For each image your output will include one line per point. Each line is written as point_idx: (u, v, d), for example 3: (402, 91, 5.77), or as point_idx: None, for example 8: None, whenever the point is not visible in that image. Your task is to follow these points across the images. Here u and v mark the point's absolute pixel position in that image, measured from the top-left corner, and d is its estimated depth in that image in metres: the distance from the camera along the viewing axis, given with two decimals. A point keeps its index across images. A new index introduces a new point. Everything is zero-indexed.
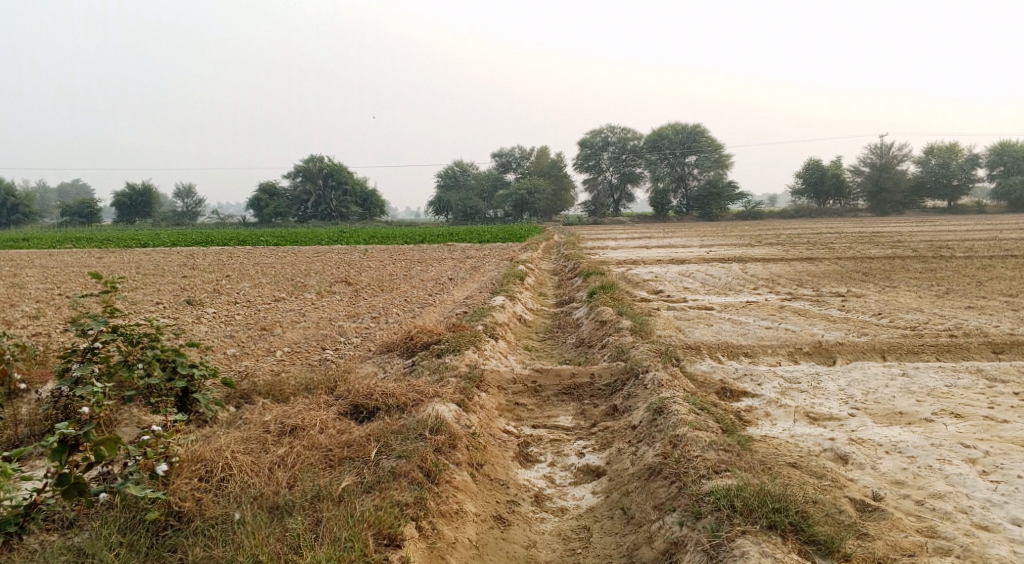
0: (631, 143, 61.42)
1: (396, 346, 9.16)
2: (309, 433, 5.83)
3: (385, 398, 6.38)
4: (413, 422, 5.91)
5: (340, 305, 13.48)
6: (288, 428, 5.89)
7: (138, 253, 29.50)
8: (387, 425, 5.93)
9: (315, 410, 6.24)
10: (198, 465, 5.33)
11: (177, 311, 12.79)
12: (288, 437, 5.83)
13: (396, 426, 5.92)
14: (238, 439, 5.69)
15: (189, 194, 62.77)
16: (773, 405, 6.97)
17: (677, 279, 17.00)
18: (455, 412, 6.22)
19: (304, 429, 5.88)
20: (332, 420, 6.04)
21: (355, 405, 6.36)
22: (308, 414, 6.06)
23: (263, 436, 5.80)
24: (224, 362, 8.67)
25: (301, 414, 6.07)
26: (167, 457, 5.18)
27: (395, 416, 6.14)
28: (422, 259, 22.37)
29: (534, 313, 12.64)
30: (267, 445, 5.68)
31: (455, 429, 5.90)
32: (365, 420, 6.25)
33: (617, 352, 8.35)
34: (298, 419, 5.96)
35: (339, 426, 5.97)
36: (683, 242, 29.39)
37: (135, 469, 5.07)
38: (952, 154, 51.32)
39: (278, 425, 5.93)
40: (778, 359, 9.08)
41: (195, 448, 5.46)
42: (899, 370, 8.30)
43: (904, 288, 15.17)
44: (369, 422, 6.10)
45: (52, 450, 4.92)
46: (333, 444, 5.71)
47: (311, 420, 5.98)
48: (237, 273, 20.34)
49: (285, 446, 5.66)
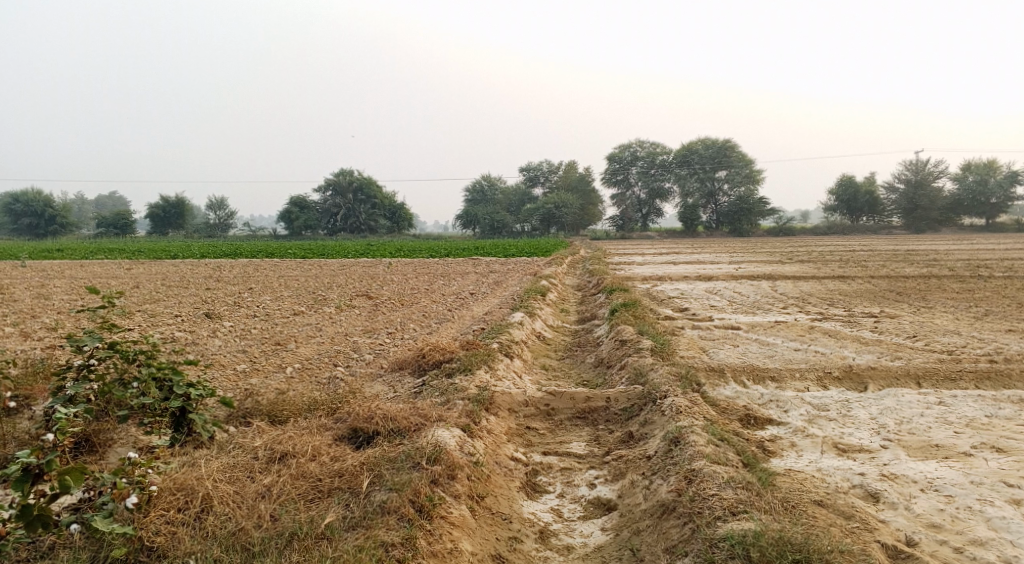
0: (661, 157, 60.92)
1: (408, 364, 8.89)
2: (302, 461, 5.56)
3: (385, 422, 6.09)
4: (411, 450, 5.62)
5: (358, 319, 13.27)
6: (278, 454, 5.63)
7: (167, 264, 29.60)
8: (384, 453, 5.64)
9: (311, 435, 5.97)
10: (177, 497, 5.09)
11: (194, 324, 12.65)
12: (280, 464, 5.57)
13: (393, 455, 5.62)
14: (224, 467, 5.44)
15: (222, 205, 63.34)
16: (800, 435, 6.57)
17: (704, 296, 16.59)
18: (458, 439, 5.91)
19: (297, 456, 5.61)
20: (327, 446, 5.77)
21: (354, 429, 6.08)
22: (301, 440, 5.79)
23: (253, 464, 5.55)
24: (231, 378, 8.46)
25: (295, 439, 5.80)
26: (143, 487, 4.95)
27: (394, 442, 5.84)
28: (446, 273, 22.15)
29: (554, 330, 12.31)
30: (255, 474, 5.42)
31: (456, 458, 5.60)
32: (363, 446, 5.96)
33: (635, 374, 7.99)
34: (290, 446, 5.69)
35: (334, 453, 5.69)
36: (713, 258, 28.89)
37: (107, 498, 4.87)
38: (990, 171, 50.27)
39: (268, 452, 5.67)
40: (807, 384, 8.66)
41: (178, 477, 5.22)
42: (935, 398, 7.85)
43: (940, 309, 14.63)
44: (366, 449, 5.82)
45: (15, 481, 4.74)
46: (325, 474, 5.44)
47: (305, 446, 5.71)
48: (260, 285, 20.26)
49: (273, 475, 5.40)
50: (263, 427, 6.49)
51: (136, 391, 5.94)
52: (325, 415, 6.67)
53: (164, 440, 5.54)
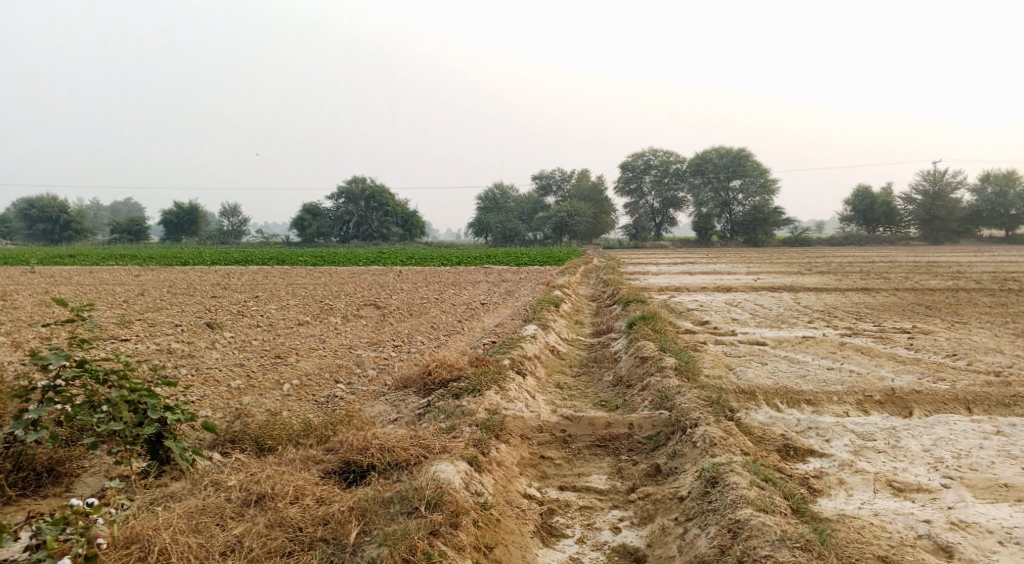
0: (675, 167, 60.20)
1: (413, 381, 8.25)
2: (284, 504, 4.93)
3: (381, 455, 5.44)
4: (410, 491, 4.98)
5: (363, 330, 12.63)
6: (254, 496, 5.00)
7: (175, 270, 29.10)
8: (377, 495, 4.99)
9: (298, 470, 5.32)
10: (130, 551, 4.47)
11: (193, 335, 12.05)
12: (258, 509, 4.94)
13: (389, 498, 4.97)
14: (193, 514, 4.81)
15: (235, 212, 63.14)
16: (848, 469, 5.89)
17: (724, 309, 15.87)
18: (463, 475, 5.25)
19: (275, 499, 4.97)
20: (314, 485, 5.12)
21: (346, 462, 5.43)
22: (282, 478, 5.14)
23: (229, 508, 4.92)
24: (223, 397, 7.83)
25: (276, 478, 5.15)
26: (88, 541, 4.31)
27: (392, 481, 5.19)
28: (457, 282, 21.51)
29: (569, 344, 11.63)
30: (227, 522, 4.79)
31: (460, 502, 4.94)
32: (356, 483, 5.30)
33: (661, 396, 7.29)
34: (268, 487, 5.04)
35: (320, 494, 5.04)
36: (729, 268, 28.09)
37: (44, 554, 4.20)
38: (1009, 181, 49.30)
39: (243, 494, 5.03)
40: (846, 409, 7.95)
41: (136, 526, 4.62)
42: (991, 427, 7.14)
43: (976, 325, 13.84)
44: (357, 487, 5.18)
45: None
46: (307, 521, 4.81)
47: (286, 487, 5.06)
48: (266, 294, 19.69)
49: (246, 523, 4.77)
50: (249, 456, 5.84)
51: (106, 416, 5.26)
52: (318, 442, 6.01)
53: (120, 480, 4.87)
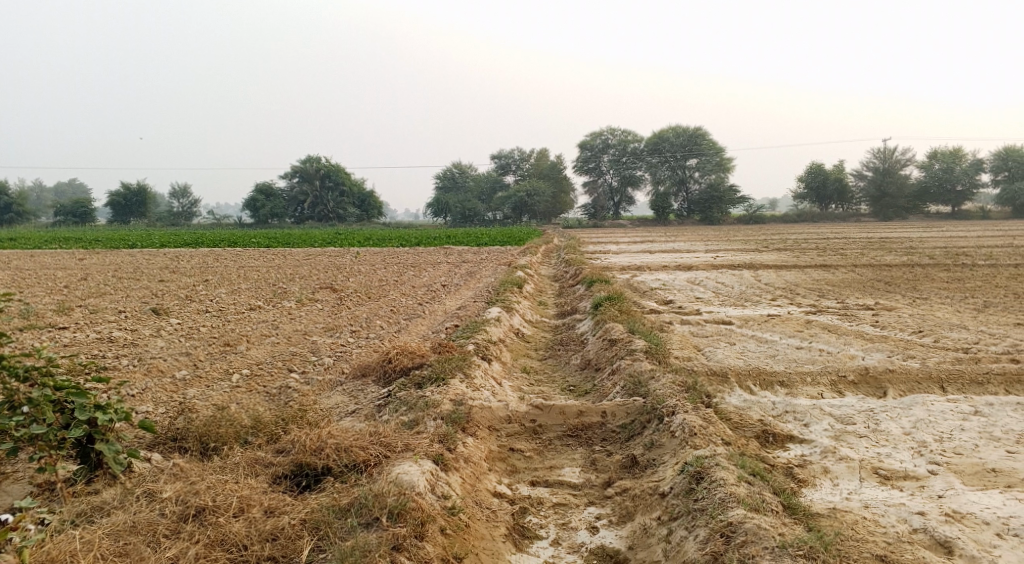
0: (632, 145, 59.98)
1: (372, 370, 7.82)
2: (228, 520, 4.51)
3: (336, 457, 5.03)
4: (370, 500, 4.60)
5: (319, 315, 12.12)
6: (193, 510, 4.57)
7: (122, 253, 28.06)
8: (334, 507, 4.60)
9: (245, 478, 4.89)
10: None
11: (137, 322, 11.41)
12: (198, 525, 4.51)
13: (348, 508, 4.58)
14: (125, 538, 4.38)
15: (185, 193, 61.74)
16: (831, 456, 5.63)
17: (688, 287, 15.64)
18: (428, 477, 4.88)
19: (217, 512, 4.55)
20: (262, 495, 4.71)
21: (297, 465, 5.02)
22: (226, 488, 4.71)
23: (165, 525, 4.49)
24: (167, 390, 7.31)
25: (219, 487, 4.72)
26: None
27: (349, 487, 4.79)
28: (415, 263, 21.00)
29: (533, 326, 11.27)
30: (162, 542, 4.37)
31: (427, 510, 4.58)
32: (309, 490, 4.90)
33: (633, 381, 6.97)
34: (210, 499, 4.61)
35: (269, 504, 4.64)
36: (688, 246, 27.99)
37: None
38: (956, 159, 50.22)
39: (182, 507, 4.60)
40: (821, 390, 7.72)
41: (57, 552, 4.19)
42: (969, 407, 6.95)
43: (937, 301, 13.81)
44: (309, 496, 4.78)
45: None
46: (254, 538, 4.41)
47: (229, 499, 4.64)
48: (217, 277, 18.95)
49: (183, 544, 4.35)
50: (192, 459, 5.38)
51: (26, 417, 4.75)
52: (269, 442, 5.56)
53: (34, 498, 4.39)
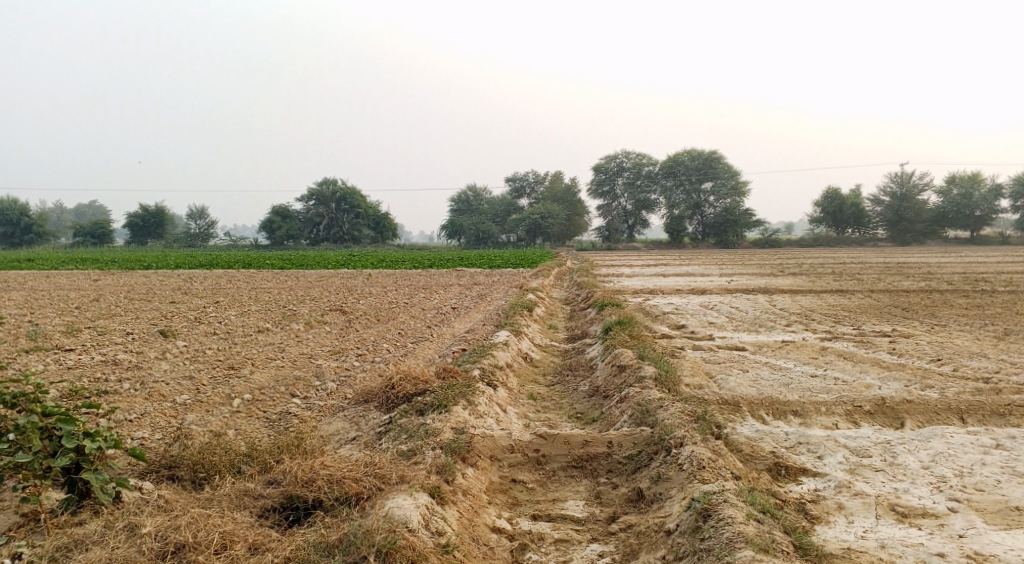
0: (646, 169, 59.88)
1: (375, 395, 7.67)
2: (207, 557, 4.38)
3: (328, 492, 4.89)
4: (359, 537, 4.48)
5: (327, 338, 11.99)
6: (172, 547, 4.44)
7: (137, 275, 28.13)
8: (323, 545, 4.47)
9: (232, 512, 4.79)
10: None
11: (144, 344, 11.32)
12: (178, 563, 4.39)
13: (338, 547, 4.45)
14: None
15: (202, 215, 62.13)
16: (846, 491, 5.41)
17: (701, 312, 15.41)
18: (423, 513, 4.73)
19: (197, 550, 4.43)
20: (247, 533, 4.58)
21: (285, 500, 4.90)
22: (208, 524, 4.58)
23: (143, 562, 4.37)
24: (166, 415, 7.18)
25: (202, 523, 4.59)
26: None
27: (339, 521, 4.67)
28: (427, 285, 20.87)
29: (542, 350, 11.09)
30: None
31: (420, 549, 4.43)
32: (297, 525, 4.77)
33: (641, 409, 6.77)
34: (190, 535, 4.49)
35: (253, 542, 4.52)
36: (702, 270, 27.70)
37: None
38: (974, 184, 49.75)
39: (162, 542, 4.47)
40: (835, 421, 7.49)
41: None
42: (990, 440, 6.70)
43: (957, 328, 13.51)
44: (295, 533, 4.65)
45: None
46: None
47: (212, 535, 4.52)
48: (228, 298, 18.90)
49: None
50: (183, 489, 5.25)
51: (12, 445, 4.66)
52: (263, 470, 5.41)
53: None
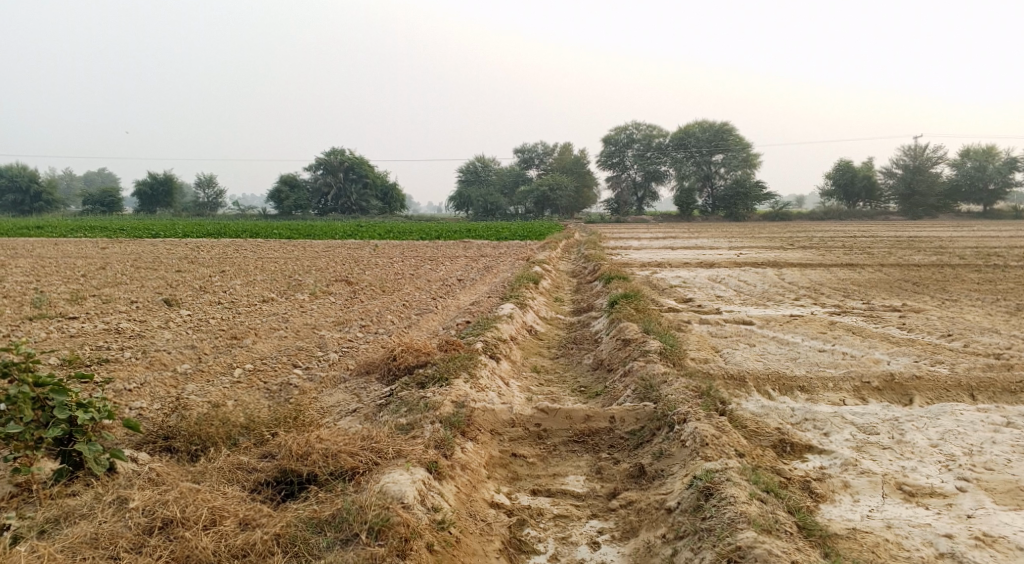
0: (656, 140, 59.39)
1: (376, 367, 7.59)
2: (196, 533, 4.34)
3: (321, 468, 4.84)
4: (352, 514, 4.43)
5: (331, 308, 11.92)
6: (159, 522, 4.39)
7: (145, 243, 28.12)
8: (316, 521, 4.41)
9: (226, 486, 4.74)
10: None
11: (148, 313, 11.25)
12: (167, 537, 4.34)
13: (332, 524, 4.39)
14: (85, 551, 4.22)
15: (211, 183, 62.01)
16: (852, 470, 5.31)
17: (709, 285, 15.27)
18: (418, 490, 4.67)
19: (187, 524, 4.38)
20: (238, 508, 4.53)
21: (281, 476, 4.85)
22: (198, 499, 4.53)
23: (131, 537, 4.31)
24: (166, 384, 7.12)
25: (192, 497, 4.54)
26: None
27: (334, 497, 4.62)
28: (434, 257, 20.76)
29: (548, 323, 10.99)
30: (128, 555, 4.20)
31: (413, 528, 4.38)
32: (290, 501, 4.71)
33: (645, 384, 6.67)
34: (180, 510, 4.43)
35: (245, 516, 4.47)
36: (711, 243, 27.50)
37: None
38: (988, 157, 49.19)
39: (151, 517, 4.42)
40: (843, 397, 7.37)
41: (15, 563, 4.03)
42: (1001, 418, 6.58)
43: (967, 303, 13.34)
44: (287, 509, 4.59)
45: None
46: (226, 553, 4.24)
47: (202, 510, 4.46)
48: (234, 267, 18.81)
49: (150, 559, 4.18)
50: (177, 461, 5.19)
51: (4, 415, 4.59)
52: (259, 442, 5.35)
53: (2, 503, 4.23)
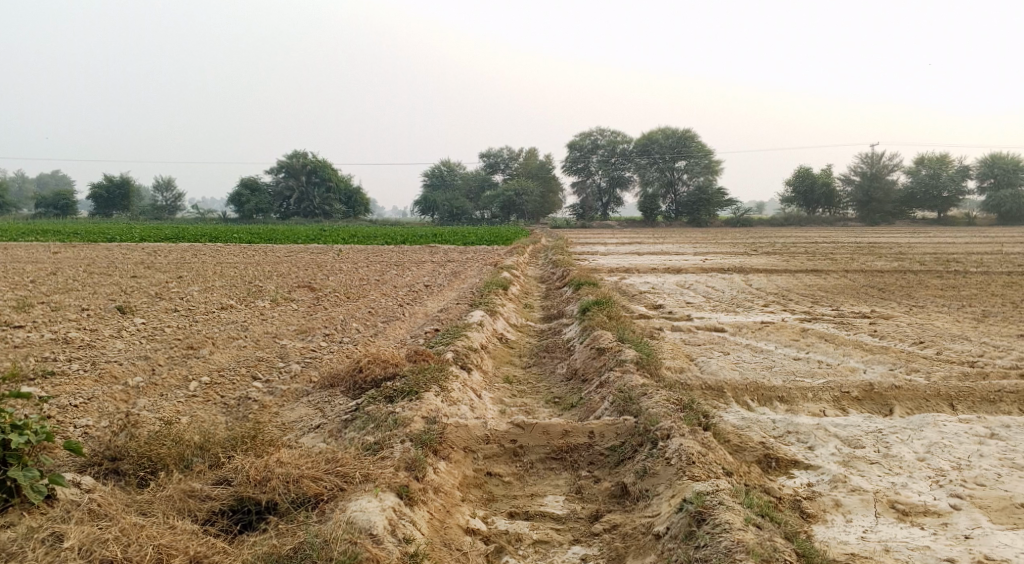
0: (620, 146, 59.49)
1: (341, 379, 7.23)
2: None
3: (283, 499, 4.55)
4: (318, 548, 4.15)
5: (293, 316, 11.49)
6: None
7: (100, 247, 27.29)
8: (279, 557, 4.13)
9: (178, 521, 4.41)
10: None
11: (99, 321, 10.72)
12: None
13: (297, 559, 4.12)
14: None
15: (169, 186, 60.83)
16: (842, 487, 5.11)
17: (678, 291, 15.10)
18: (389, 521, 4.40)
19: None
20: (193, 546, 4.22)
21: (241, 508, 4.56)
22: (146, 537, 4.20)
23: None
24: (115, 399, 6.68)
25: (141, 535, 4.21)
26: None
27: (296, 529, 4.35)
28: (399, 262, 20.36)
29: (518, 331, 10.70)
30: None
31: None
32: (250, 534, 4.42)
33: (624, 396, 6.42)
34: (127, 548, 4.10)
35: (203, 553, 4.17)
36: (676, 248, 27.42)
37: None
38: (943, 165, 49.98)
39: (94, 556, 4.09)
40: (823, 408, 7.19)
41: None
42: (984, 429, 6.43)
43: (934, 309, 13.33)
44: (247, 543, 4.30)
45: None
46: None
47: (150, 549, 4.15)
48: (192, 273, 18.22)
49: None
50: (126, 487, 4.82)
51: None
52: (214, 464, 4.99)
53: None
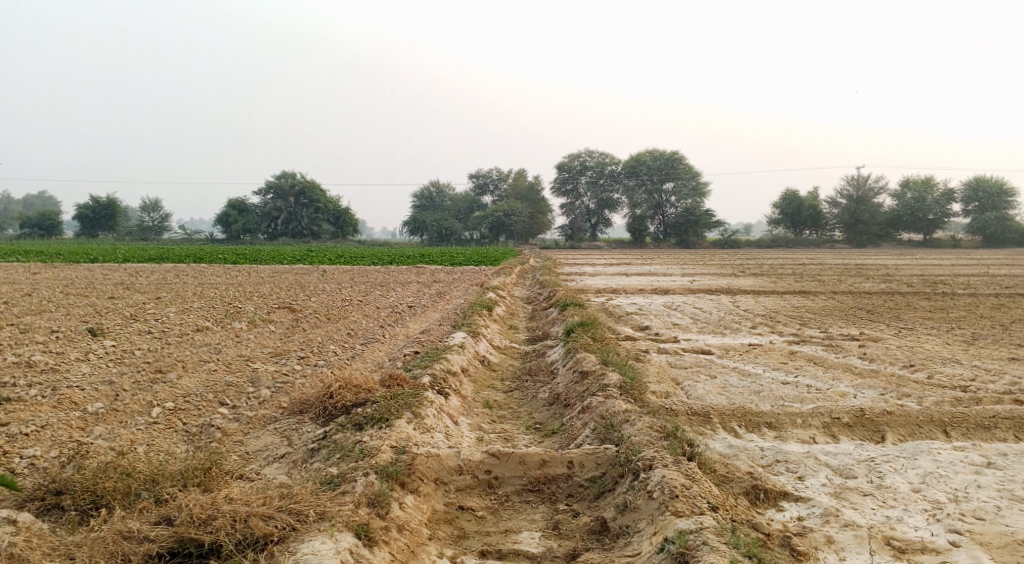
0: (609, 168, 59.51)
1: (312, 405, 6.91)
2: None
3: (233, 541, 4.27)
4: None
5: (270, 338, 11.15)
6: None
7: (82, 268, 26.84)
8: None
9: None
10: None
11: (67, 344, 10.34)
12: None
13: None
14: None
15: (156, 207, 60.41)
16: (835, 522, 4.84)
17: (665, 313, 14.84)
18: None
19: None
20: None
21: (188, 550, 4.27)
22: None
23: None
24: (70, 427, 6.33)
25: None
26: None
27: None
28: (384, 282, 20.05)
29: (501, 353, 10.40)
30: None
31: None
32: None
33: (605, 424, 6.12)
34: None
35: None
36: (664, 269, 27.22)
37: None
38: (928, 188, 50.13)
39: None
40: (813, 434, 6.92)
41: None
42: (980, 457, 6.17)
43: (924, 331, 13.11)
44: None
45: None
46: None
47: None
48: (171, 294, 17.83)
49: None
50: (66, 526, 4.52)
51: None
52: (162, 500, 4.68)
53: None
